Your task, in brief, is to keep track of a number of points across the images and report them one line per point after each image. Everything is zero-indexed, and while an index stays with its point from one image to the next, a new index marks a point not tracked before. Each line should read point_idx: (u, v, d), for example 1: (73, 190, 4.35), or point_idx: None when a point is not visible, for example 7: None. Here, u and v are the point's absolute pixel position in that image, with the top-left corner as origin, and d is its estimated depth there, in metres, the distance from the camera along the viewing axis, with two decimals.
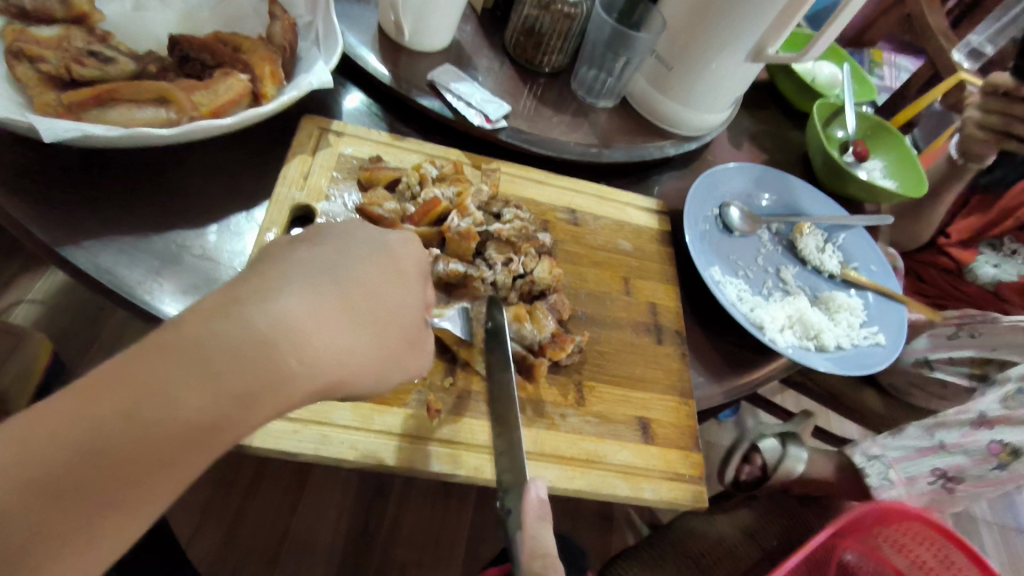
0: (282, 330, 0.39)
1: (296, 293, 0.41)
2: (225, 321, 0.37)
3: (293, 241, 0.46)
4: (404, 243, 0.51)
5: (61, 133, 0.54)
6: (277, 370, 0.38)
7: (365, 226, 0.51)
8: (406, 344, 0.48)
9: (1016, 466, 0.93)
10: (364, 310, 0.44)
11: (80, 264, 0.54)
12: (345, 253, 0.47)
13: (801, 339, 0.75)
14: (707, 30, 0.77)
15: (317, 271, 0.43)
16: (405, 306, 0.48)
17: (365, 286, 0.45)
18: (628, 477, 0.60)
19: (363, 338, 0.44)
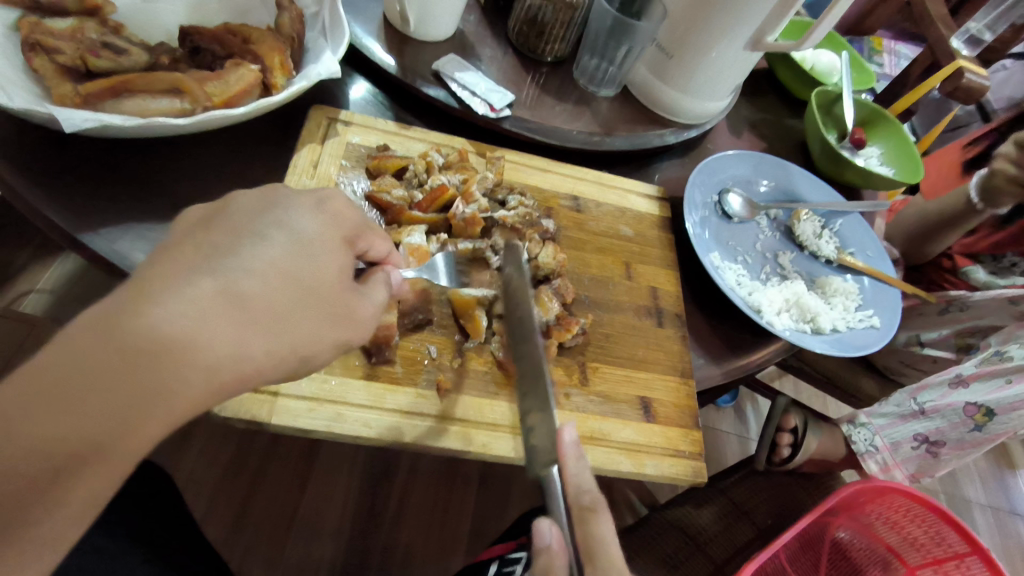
0: (176, 340, 0.35)
1: (185, 293, 0.36)
2: (118, 329, 0.34)
3: (192, 221, 0.41)
4: (317, 207, 0.45)
5: (80, 124, 0.56)
6: (183, 381, 0.36)
7: (292, 194, 0.46)
8: (328, 320, 0.44)
9: (991, 426, 1.02)
10: (267, 294, 0.40)
11: (100, 250, 0.56)
12: (247, 232, 0.41)
13: (797, 322, 0.77)
14: (705, 21, 0.79)
15: (208, 258, 0.39)
16: (324, 281, 0.43)
17: (269, 266, 0.40)
18: (630, 454, 0.62)
19: (270, 328, 0.40)
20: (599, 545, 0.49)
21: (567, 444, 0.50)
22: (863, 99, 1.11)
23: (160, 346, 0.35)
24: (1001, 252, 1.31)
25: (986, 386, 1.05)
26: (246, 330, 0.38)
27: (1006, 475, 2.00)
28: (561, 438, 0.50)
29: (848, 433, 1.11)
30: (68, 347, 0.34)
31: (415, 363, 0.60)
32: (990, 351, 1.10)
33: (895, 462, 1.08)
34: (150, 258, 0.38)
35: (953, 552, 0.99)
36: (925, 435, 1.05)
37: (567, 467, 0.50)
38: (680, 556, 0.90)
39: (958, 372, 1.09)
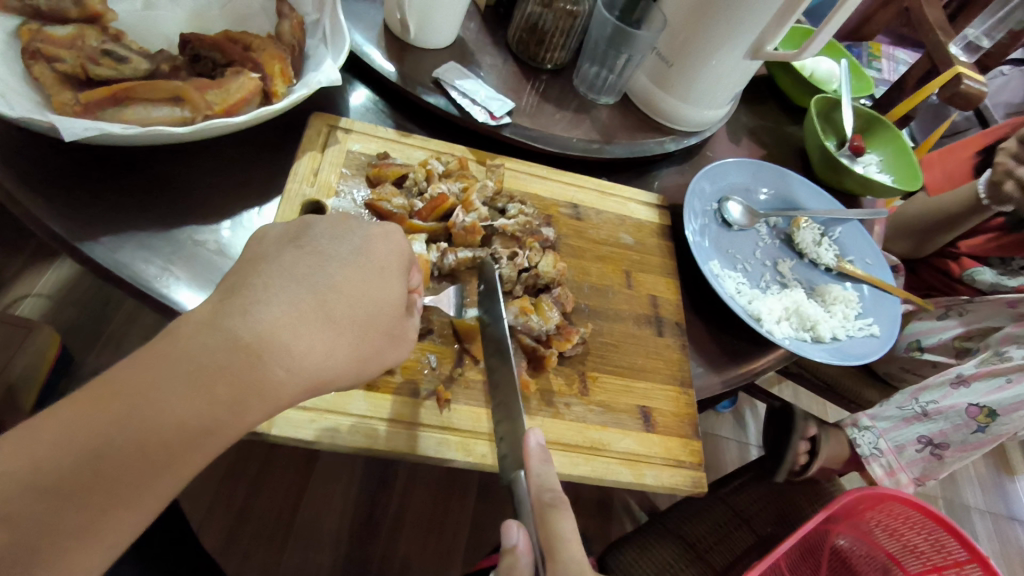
0: (269, 340, 0.40)
1: (278, 301, 0.42)
2: (220, 326, 0.40)
3: (281, 239, 0.47)
4: (387, 237, 0.50)
5: (80, 132, 0.55)
6: (267, 381, 0.40)
7: (351, 223, 0.50)
8: (385, 340, 0.48)
9: (994, 427, 1.03)
10: (343, 309, 0.45)
11: (99, 259, 0.56)
12: (327, 254, 0.47)
13: (797, 331, 0.77)
14: (704, 30, 0.79)
15: (296, 273, 0.44)
16: (387, 301, 0.48)
17: (343, 287, 0.45)
18: (630, 464, 0.62)
19: (341, 339, 0.44)
20: (562, 546, 0.46)
21: (534, 449, 0.51)
22: (861, 106, 1.11)
23: (252, 344, 0.40)
24: (1010, 255, 1.27)
25: (987, 386, 1.06)
26: (321, 342, 0.43)
27: (1004, 481, 2.01)
28: (525, 442, 0.51)
29: (851, 436, 1.09)
30: (175, 337, 0.39)
31: (414, 371, 0.60)
32: (990, 351, 1.12)
33: (901, 465, 1.06)
34: (243, 270, 0.44)
35: (953, 560, 0.98)
36: (929, 436, 1.04)
37: (531, 468, 0.50)
38: (679, 564, 0.89)
39: (958, 373, 1.10)
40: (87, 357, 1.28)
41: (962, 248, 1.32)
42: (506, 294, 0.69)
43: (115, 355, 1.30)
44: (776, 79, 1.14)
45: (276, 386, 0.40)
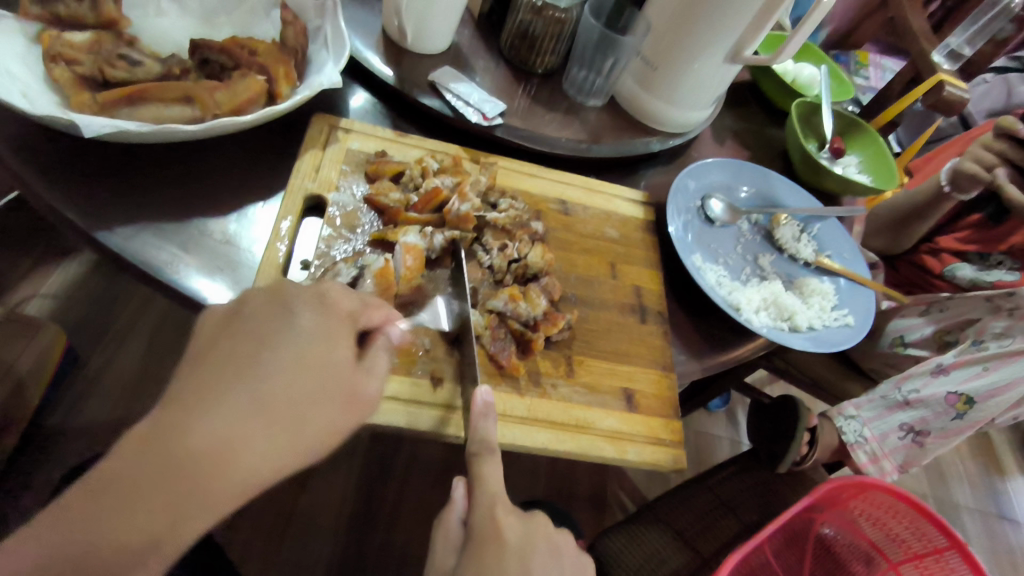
0: (207, 458, 0.40)
1: (214, 412, 0.41)
2: (158, 446, 0.40)
3: (213, 332, 0.46)
4: (331, 294, 0.49)
5: (99, 129, 0.60)
6: (225, 482, 0.41)
7: (287, 290, 0.48)
8: (342, 407, 0.47)
9: (971, 413, 1.07)
10: (283, 396, 0.44)
11: (114, 246, 0.60)
12: (263, 338, 0.45)
13: (775, 321, 0.81)
14: (686, 36, 0.84)
15: (230, 374, 0.43)
16: (336, 366, 0.47)
17: (278, 374, 0.44)
18: (613, 441, 0.66)
19: (286, 428, 0.43)
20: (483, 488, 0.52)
21: (479, 406, 0.55)
22: (841, 110, 1.16)
23: (204, 456, 0.40)
24: (988, 251, 1.32)
25: (964, 374, 1.10)
26: (263, 442, 0.43)
27: (994, 480, 2.04)
28: (473, 399, 0.55)
29: (837, 425, 1.13)
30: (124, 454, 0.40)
31: (410, 355, 0.63)
32: (967, 342, 1.17)
33: (884, 452, 1.11)
34: (183, 369, 0.44)
35: (933, 547, 1.03)
36: (911, 424, 1.09)
37: (474, 422, 0.54)
38: (667, 549, 0.93)
39: (938, 361, 1.13)
40: (93, 353, 1.31)
41: (942, 245, 1.37)
42: (498, 283, 0.73)
43: (120, 352, 1.33)
44: (759, 84, 1.19)
45: (225, 488, 0.41)
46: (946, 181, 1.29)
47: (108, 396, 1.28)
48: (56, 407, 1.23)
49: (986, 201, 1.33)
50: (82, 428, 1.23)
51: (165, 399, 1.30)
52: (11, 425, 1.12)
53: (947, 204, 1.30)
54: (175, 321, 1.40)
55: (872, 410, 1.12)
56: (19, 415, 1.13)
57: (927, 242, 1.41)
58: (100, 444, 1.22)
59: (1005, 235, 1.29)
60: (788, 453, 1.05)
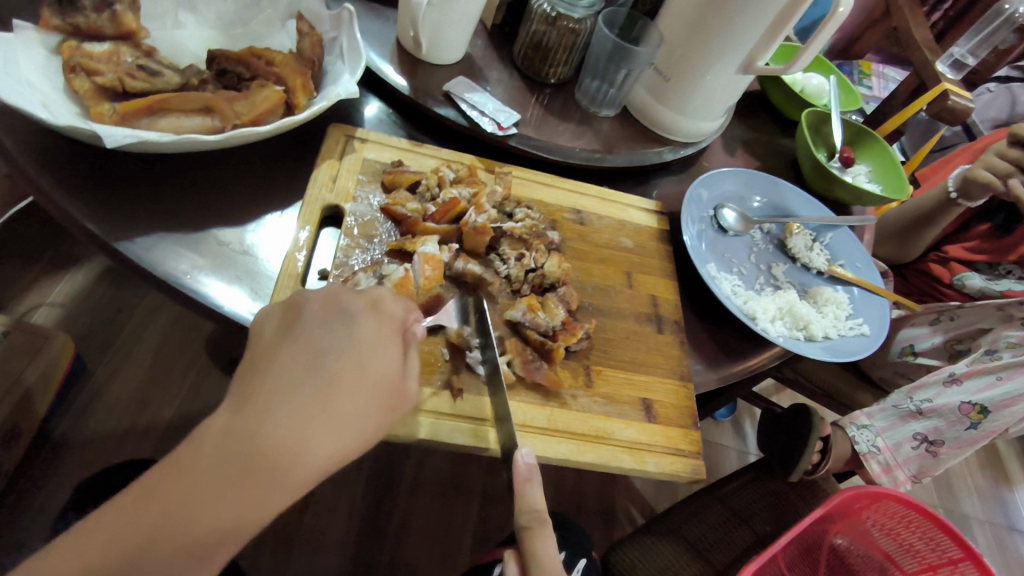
0: (274, 457, 0.41)
1: (282, 413, 0.42)
2: (227, 444, 0.40)
3: (274, 335, 0.47)
4: (387, 300, 0.52)
5: (121, 140, 0.60)
6: (289, 478, 0.41)
7: (344, 297, 0.50)
8: (392, 414, 0.47)
9: (985, 423, 1.07)
10: (342, 397, 0.44)
11: (134, 256, 0.60)
12: (323, 342, 0.46)
13: (791, 330, 0.81)
14: (699, 47, 0.84)
15: (296, 375, 0.44)
16: (387, 370, 0.47)
17: (339, 376, 0.45)
18: (632, 452, 0.66)
19: (348, 429, 0.44)
20: (537, 562, 0.54)
21: (522, 467, 0.55)
22: (850, 119, 1.17)
23: (270, 453, 0.41)
24: (996, 260, 1.32)
25: (978, 384, 1.10)
26: (324, 444, 0.42)
27: (1002, 491, 2.03)
28: (515, 461, 0.54)
29: (850, 434, 1.12)
30: (192, 451, 0.40)
31: (430, 364, 0.63)
32: (980, 351, 1.16)
33: (898, 462, 1.10)
34: (245, 372, 0.45)
35: (947, 558, 1.02)
36: (925, 433, 1.08)
37: (519, 488, 0.55)
38: (681, 561, 0.92)
39: (950, 372, 1.14)
40: (99, 364, 1.31)
41: (951, 253, 1.37)
42: (515, 293, 0.73)
43: (126, 362, 1.33)
44: (768, 94, 1.19)
45: (289, 485, 0.41)
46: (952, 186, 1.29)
47: (115, 405, 1.27)
48: (63, 418, 1.22)
49: (993, 212, 1.34)
50: (89, 437, 1.22)
51: (173, 409, 1.30)
52: (18, 436, 1.11)
53: (952, 212, 1.31)
54: (181, 332, 1.40)
55: (885, 419, 1.11)
56: (27, 426, 1.12)
57: (935, 251, 1.41)
58: (108, 455, 1.21)
59: (1013, 245, 1.30)
60: (799, 461, 1.04)
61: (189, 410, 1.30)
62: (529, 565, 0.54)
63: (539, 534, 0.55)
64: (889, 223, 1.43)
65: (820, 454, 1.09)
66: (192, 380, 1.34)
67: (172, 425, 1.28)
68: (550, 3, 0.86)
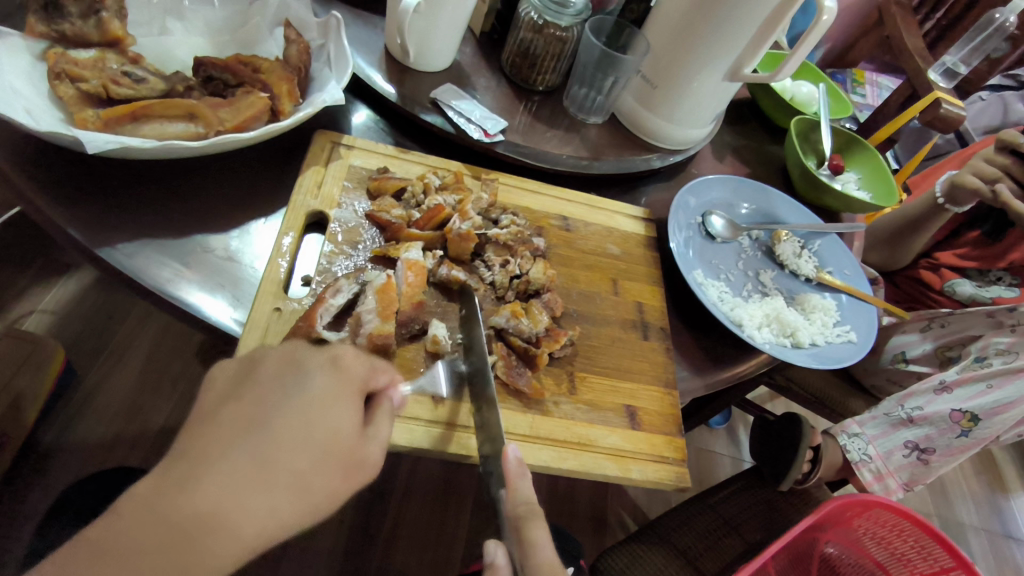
0: (206, 525, 0.36)
1: (223, 474, 0.37)
2: (154, 505, 0.36)
3: (222, 390, 0.43)
4: (351, 354, 0.46)
5: (103, 145, 0.60)
6: (224, 547, 0.36)
7: (303, 351, 0.45)
8: (345, 474, 0.42)
9: (976, 431, 1.07)
10: (287, 460, 0.39)
11: (115, 263, 0.59)
12: (272, 400, 0.41)
13: (777, 337, 0.81)
14: (686, 56, 0.85)
15: (236, 436, 0.39)
16: (343, 430, 0.42)
17: (284, 436, 0.40)
18: (616, 459, 0.65)
19: (294, 492, 0.39)
20: (534, 558, 0.50)
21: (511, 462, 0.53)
22: (839, 127, 1.17)
23: (203, 521, 0.36)
24: (987, 267, 1.32)
25: (968, 392, 1.09)
26: (266, 508, 0.38)
27: (999, 498, 2.02)
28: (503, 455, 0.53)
29: (841, 443, 1.11)
30: (116, 518, 0.36)
31: (411, 371, 0.63)
32: (970, 359, 1.16)
33: (889, 470, 1.09)
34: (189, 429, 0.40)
35: (939, 567, 1.01)
36: (915, 442, 1.08)
37: (511, 483, 0.53)
38: (669, 570, 0.91)
39: (941, 378, 1.12)
40: (89, 371, 1.30)
41: (942, 260, 1.37)
42: (499, 299, 0.73)
43: (117, 369, 1.32)
44: (758, 101, 1.20)
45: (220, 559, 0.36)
46: (941, 194, 1.29)
47: (106, 412, 1.27)
48: (51, 425, 1.21)
49: (982, 219, 1.34)
50: (78, 445, 1.22)
51: (163, 416, 1.29)
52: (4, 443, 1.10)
53: (943, 218, 1.31)
54: (173, 339, 1.40)
55: (875, 427, 1.11)
56: (14, 433, 1.12)
57: (925, 258, 1.41)
58: (96, 463, 1.20)
59: (1003, 252, 1.30)
60: (789, 471, 1.03)
61: (179, 417, 1.30)
62: (527, 564, 0.50)
63: (533, 527, 0.52)
64: (879, 229, 1.43)
65: (812, 464, 1.08)
66: (183, 387, 1.34)
67: (162, 432, 1.28)
68: (536, 11, 0.86)
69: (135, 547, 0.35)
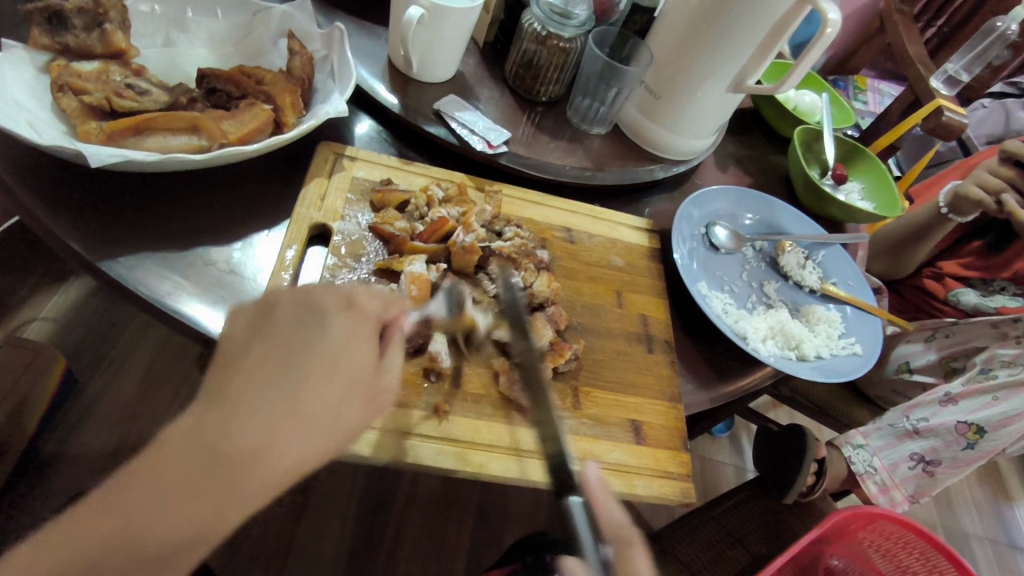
0: (244, 456, 0.39)
1: (258, 410, 0.41)
2: (192, 447, 0.39)
3: (243, 332, 0.45)
4: (369, 296, 0.49)
5: (106, 159, 0.59)
6: (259, 478, 0.40)
7: (319, 292, 0.48)
8: (366, 410, 0.46)
9: (982, 443, 1.07)
10: (314, 399, 0.43)
11: (116, 276, 0.59)
12: (296, 342, 0.44)
13: (782, 349, 0.80)
14: (690, 67, 0.84)
15: (266, 376, 0.42)
16: (362, 365, 0.46)
17: (311, 377, 0.43)
18: (621, 475, 0.65)
19: (322, 429, 0.43)
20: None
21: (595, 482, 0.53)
22: (843, 137, 1.16)
23: (240, 453, 0.39)
24: (991, 277, 1.32)
25: (973, 404, 1.10)
26: (298, 442, 0.41)
27: (1003, 507, 2.01)
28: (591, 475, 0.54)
29: (846, 455, 1.10)
30: (158, 452, 0.39)
31: (415, 385, 0.62)
32: (975, 369, 1.15)
33: (894, 482, 1.09)
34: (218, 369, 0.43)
35: None
36: (921, 454, 1.08)
37: (599, 503, 0.52)
38: None
39: (946, 391, 1.13)
40: (90, 381, 1.30)
41: (945, 270, 1.37)
42: (503, 313, 0.72)
43: (117, 378, 1.32)
44: (761, 111, 1.20)
45: (257, 489, 0.40)
46: (944, 205, 1.29)
47: (106, 421, 1.26)
48: (51, 435, 1.20)
49: (986, 229, 1.34)
50: (78, 454, 1.21)
51: (163, 425, 1.29)
52: (4, 452, 1.09)
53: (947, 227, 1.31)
54: (174, 347, 1.39)
55: (881, 439, 1.10)
56: (14, 442, 1.11)
57: (929, 268, 1.40)
58: (96, 472, 1.19)
59: (1007, 262, 1.29)
60: (794, 484, 1.02)
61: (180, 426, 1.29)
62: None
63: (627, 552, 0.52)
64: (883, 238, 1.43)
65: (817, 476, 1.07)
66: (184, 396, 1.33)
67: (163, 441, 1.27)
68: (540, 22, 0.86)
69: (172, 498, 0.38)
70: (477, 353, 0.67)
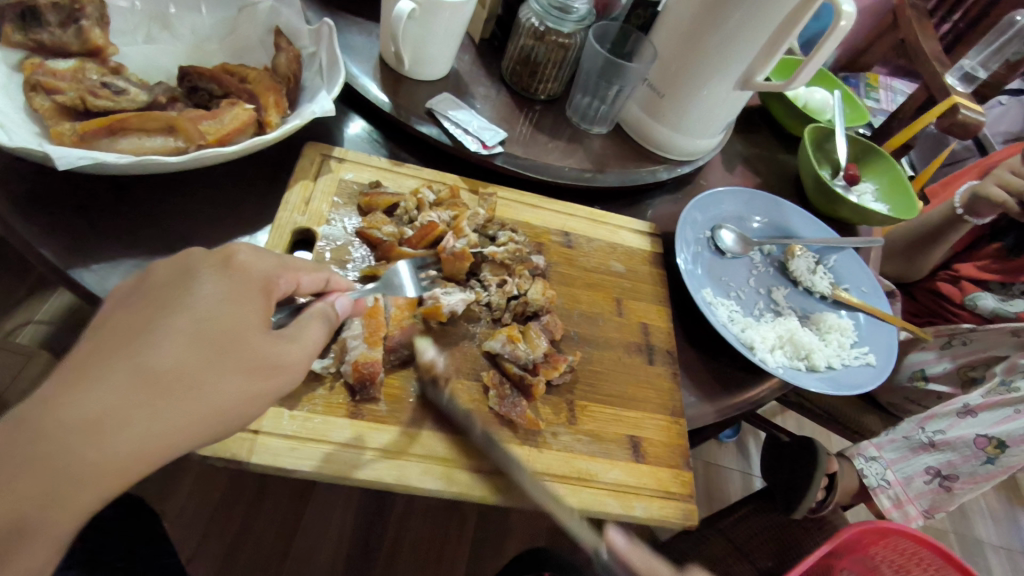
0: (86, 430, 0.37)
1: (105, 381, 0.38)
2: (34, 423, 0.36)
3: (115, 298, 0.44)
4: (248, 254, 0.48)
5: (74, 161, 0.56)
6: (104, 453, 0.37)
7: (190, 252, 0.46)
8: (250, 377, 0.43)
9: (1003, 458, 1.02)
10: (172, 367, 0.40)
11: (88, 285, 0.56)
12: (160, 305, 0.42)
13: (791, 359, 0.76)
14: (696, 62, 0.80)
15: (125, 340, 0.40)
16: (243, 329, 0.44)
17: (174, 340, 0.41)
18: (618, 495, 0.61)
19: (188, 397, 0.40)
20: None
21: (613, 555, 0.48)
22: (855, 137, 1.12)
23: (80, 430, 0.37)
24: (1010, 280, 1.27)
25: (993, 417, 1.05)
26: (153, 413, 0.39)
27: (1018, 513, 1.95)
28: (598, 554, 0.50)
29: (858, 467, 1.06)
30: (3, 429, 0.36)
31: (400, 400, 0.59)
32: (996, 381, 1.11)
33: (908, 496, 1.04)
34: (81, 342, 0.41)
35: None
36: (938, 468, 1.03)
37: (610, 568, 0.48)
38: None
39: (964, 403, 1.09)
40: None
41: (962, 273, 1.32)
42: (495, 322, 0.68)
43: None
44: (769, 109, 1.16)
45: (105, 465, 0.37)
46: (958, 203, 1.25)
47: None
48: None
49: (1005, 231, 1.29)
50: None
51: None
52: None
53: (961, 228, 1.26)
54: None
55: (894, 450, 1.07)
56: None
57: (944, 271, 1.36)
58: None
59: None
60: (804, 499, 0.96)
61: None
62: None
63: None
64: (894, 241, 1.38)
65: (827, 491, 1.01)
66: None
67: None
68: (537, 17, 0.82)
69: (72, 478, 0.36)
70: (467, 365, 0.64)
